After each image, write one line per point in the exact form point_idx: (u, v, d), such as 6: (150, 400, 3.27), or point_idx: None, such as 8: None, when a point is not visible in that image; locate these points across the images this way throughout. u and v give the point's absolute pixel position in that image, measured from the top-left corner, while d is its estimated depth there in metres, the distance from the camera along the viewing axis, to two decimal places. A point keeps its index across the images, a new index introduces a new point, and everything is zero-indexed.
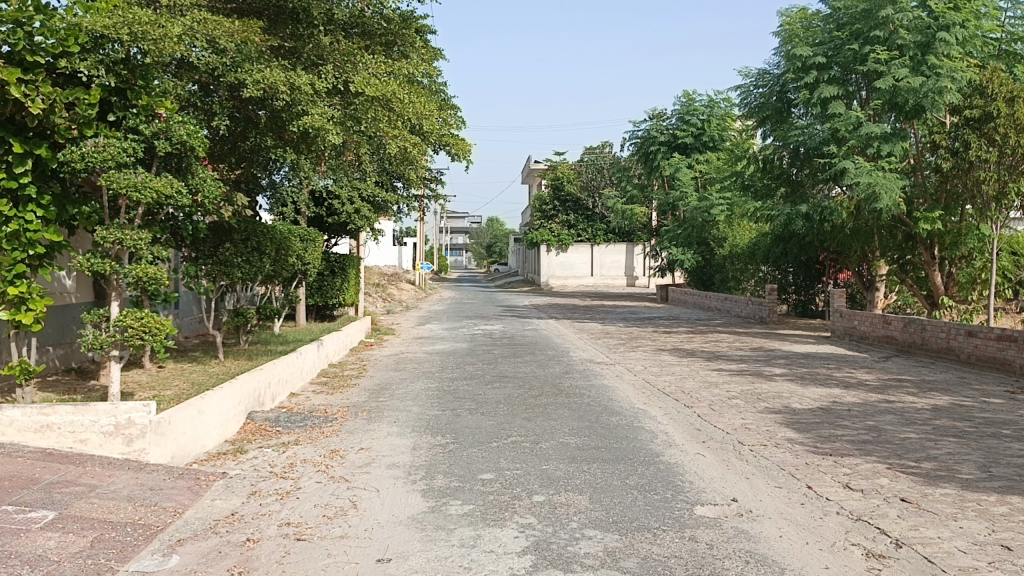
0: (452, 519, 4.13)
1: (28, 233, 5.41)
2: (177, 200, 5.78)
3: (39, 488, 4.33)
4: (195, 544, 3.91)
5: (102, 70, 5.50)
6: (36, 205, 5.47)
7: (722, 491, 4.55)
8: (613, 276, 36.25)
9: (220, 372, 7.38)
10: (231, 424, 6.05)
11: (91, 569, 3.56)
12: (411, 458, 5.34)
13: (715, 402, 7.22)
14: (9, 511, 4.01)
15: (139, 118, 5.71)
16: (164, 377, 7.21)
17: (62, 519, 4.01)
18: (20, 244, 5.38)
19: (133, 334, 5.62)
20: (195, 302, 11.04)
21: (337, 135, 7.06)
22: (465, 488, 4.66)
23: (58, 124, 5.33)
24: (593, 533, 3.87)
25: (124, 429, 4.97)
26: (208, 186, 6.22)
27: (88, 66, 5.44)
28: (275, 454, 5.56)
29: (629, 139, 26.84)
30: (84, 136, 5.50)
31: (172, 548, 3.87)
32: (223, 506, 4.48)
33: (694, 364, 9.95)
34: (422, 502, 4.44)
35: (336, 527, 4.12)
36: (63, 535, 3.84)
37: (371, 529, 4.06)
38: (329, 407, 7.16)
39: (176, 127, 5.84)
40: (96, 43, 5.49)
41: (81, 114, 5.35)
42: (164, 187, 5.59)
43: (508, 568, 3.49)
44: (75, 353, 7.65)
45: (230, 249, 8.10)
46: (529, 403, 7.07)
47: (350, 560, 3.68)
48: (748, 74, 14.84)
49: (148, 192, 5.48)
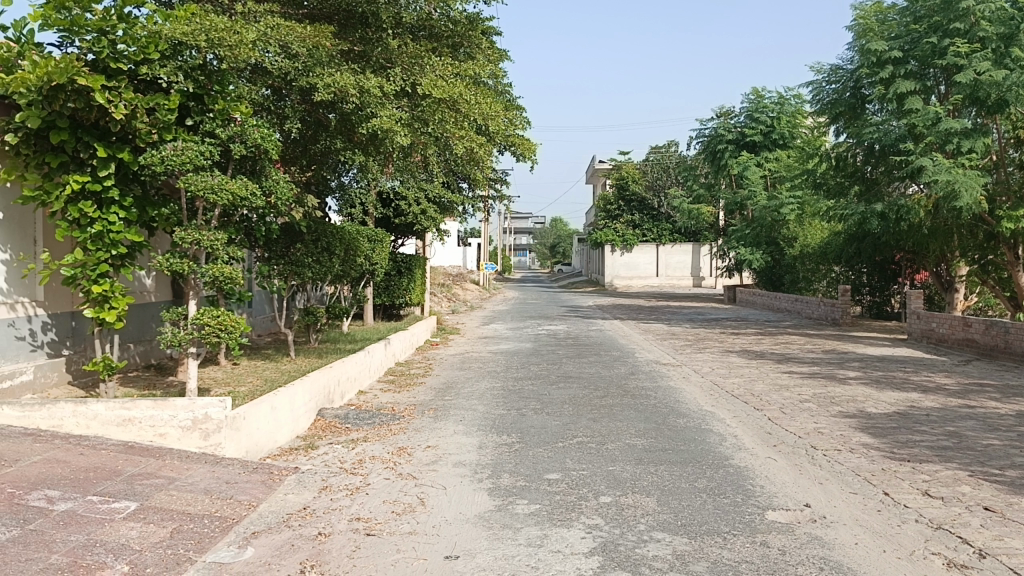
0: (519, 518, 4.14)
1: (111, 234, 5.63)
2: (252, 201, 5.94)
3: (121, 480, 4.50)
4: (269, 537, 4.01)
5: (180, 76, 5.62)
6: (118, 207, 5.67)
7: (795, 496, 4.45)
8: (678, 276, 35.84)
9: (291, 370, 7.56)
10: (302, 420, 6.19)
11: (171, 559, 3.69)
12: (478, 456, 5.38)
13: (785, 405, 7.08)
14: (94, 501, 4.17)
15: (215, 123, 5.89)
16: (239, 373, 7.42)
17: (143, 509, 4.16)
18: (104, 244, 5.62)
19: (209, 332, 5.79)
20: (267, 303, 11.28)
21: (405, 136, 7.15)
22: (532, 487, 4.67)
23: (139, 129, 5.52)
24: (662, 536, 3.83)
25: (201, 424, 5.13)
26: (280, 188, 6.37)
27: (168, 72, 5.57)
28: (345, 450, 5.66)
29: (696, 137, 26.52)
30: (164, 140, 5.65)
31: (247, 540, 3.98)
32: (295, 500, 4.59)
33: (763, 366, 9.76)
34: (489, 500, 4.46)
35: (405, 523, 4.17)
36: (144, 525, 3.99)
37: (439, 526, 4.10)
38: (396, 405, 7.26)
39: (251, 130, 5.97)
40: (174, 50, 5.64)
41: (161, 118, 5.53)
42: (239, 190, 5.74)
43: (576, 568, 3.48)
44: (155, 350, 7.92)
45: (301, 249, 8.28)
46: (595, 404, 7.04)
47: (419, 556, 3.72)
48: (820, 69, 14.50)
49: (225, 194, 5.66)
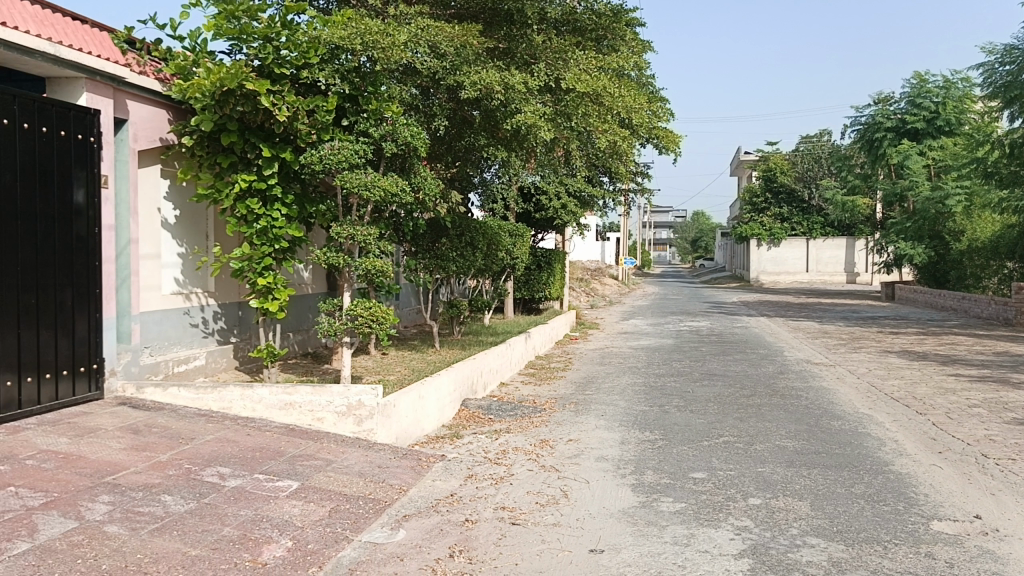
0: (664, 515, 4.10)
1: (273, 230, 6.01)
2: (402, 197, 6.15)
3: (284, 460, 4.79)
4: (420, 521, 4.16)
5: (337, 79, 5.93)
6: (280, 204, 6.03)
7: (964, 507, 4.16)
8: (828, 272, 34.24)
9: (437, 360, 7.80)
10: (448, 410, 6.38)
11: (330, 537, 3.89)
12: (621, 452, 5.36)
13: (952, 410, 6.63)
14: (260, 479, 4.47)
15: (369, 122, 6.12)
16: (388, 363, 7.73)
17: (304, 489, 4.41)
18: (267, 239, 6.01)
19: (362, 322, 6.07)
20: (416, 297, 11.68)
21: (549, 131, 7.21)
22: (676, 485, 4.60)
23: (300, 130, 5.86)
24: (816, 542, 3.68)
25: (355, 409, 5.39)
26: (428, 184, 6.58)
27: (326, 75, 5.89)
28: (489, 441, 5.79)
29: (850, 126, 25.28)
30: (321, 140, 5.97)
31: (399, 522, 4.14)
32: (443, 486, 4.73)
33: (925, 368, 9.17)
34: (633, 496, 4.44)
35: (549, 514, 4.22)
36: (305, 504, 4.23)
37: (583, 519, 4.12)
38: (538, 398, 7.34)
39: (401, 128, 6.17)
40: (331, 53, 5.95)
41: (319, 119, 5.84)
42: (390, 186, 5.96)
43: (725, 569, 3.40)
44: (312, 339, 8.37)
45: (446, 244, 8.51)
46: (740, 403, 6.85)
47: (564, 548, 3.75)
48: (992, 49, 13.46)
49: (377, 191, 5.88)
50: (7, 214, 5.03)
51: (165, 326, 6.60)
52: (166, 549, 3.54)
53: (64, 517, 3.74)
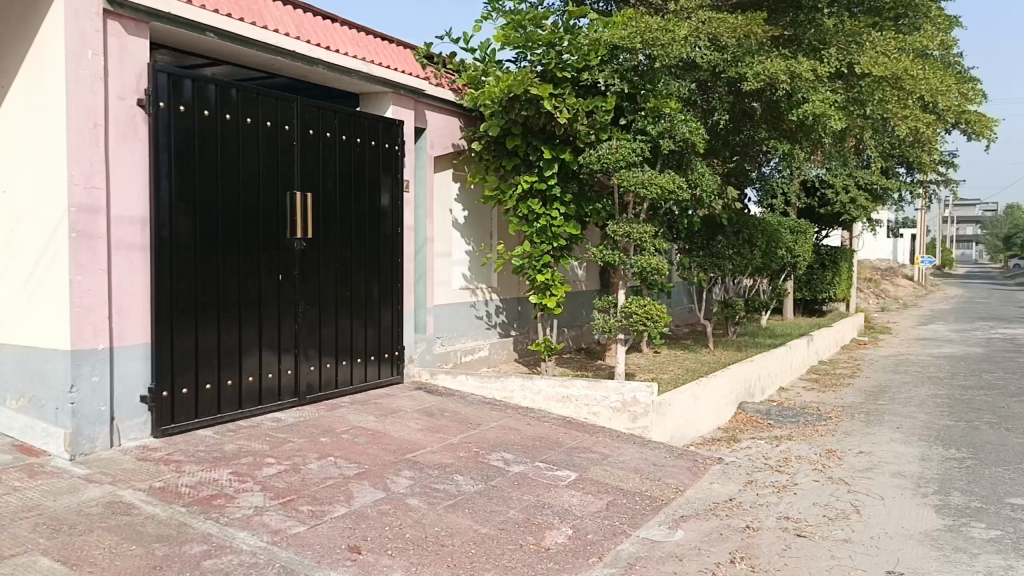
0: (976, 543, 3.66)
1: (552, 229, 6.42)
2: (679, 195, 6.08)
3: (563, 450, 4.97)
4: (698, 522, 4.10)
5: (616, 78, 6.08)
6: (559, 204, 6.38)
7: None
8: None
9: (712, 361, 7.65)
10: (723, 412, 6.25)
11: (609, 529, 3.95)
12: (921, 469, 4.88)
13: None
14: (541, 467, 4.67)
15: (647, 120, 6.16)
16: (662, 361, 7.72)
17: (582, 480, 4.53)
18: (546, 238, 6.44)
19: (637, 320, 6.09)
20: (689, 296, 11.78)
21: (838, 120, 6.77)
22: (991, 511, 4.09)
23: (580, 131, 6.10)
24: None
25: (630, 406, 5.47)
26: (706, 180, 6.45)
27: (606, 76, 6.08)
28: (768, 446, 5.56)
29: None
30: (599, 140, 6.14)
31: (677, 522, 4.11)
32: (721, 490, 4.62)
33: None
34: (937, 518, 4.02)
35: (839, 529, 3.95)
36: (584, 495, 4.34)
37: (878, 538, 3.81)
38: (822, 405, 6.91)
39: (680, 125, 6.13)
40: (611, 54, 6.08)
41: (598, 120, 6.04)
42: (667, 184, 5.93)
43: None
44: (586, 335, 8.60)
45: (724, 241, 8.32)
46: None
47: (857, 566, 3.49)
48: None
49: (653, 189, 5.89)
50: (329, 217, 5.69)
51: (455, 319, 7.16)
52: (460, 525, 3.82)
53: (374, 487, 4.18)
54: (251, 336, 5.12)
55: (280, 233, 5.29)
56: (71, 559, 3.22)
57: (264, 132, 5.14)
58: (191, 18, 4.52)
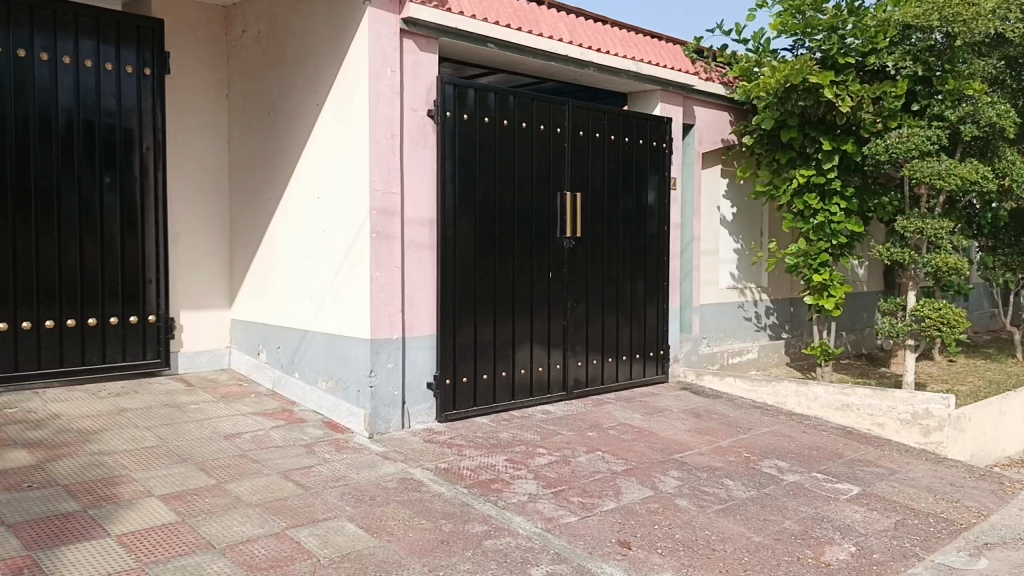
0: None
1: (832, 225, 6.15)
2: (984, 185, 5.49)
3: (843, 463, 4.67)
4: (1007, 554, 3.64)
5: (908, 61, 5.68)
6: (840, 198, 6.11)
7: None
8: None
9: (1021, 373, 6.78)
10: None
11: (898, 549, 3.63)
12: None
13: None
14: (819, 478, 4.42)
15: (944, 105, 5.68)
16: (958, 371, 6.97)
17: (866, 496, 4.22)
18: (825, 235, 6.19)
19: (931, 325, 5.54)
20: (994, 299, 10.67)
21: None
22: None
23: (865, 119, 5.77)
24: None
25: (921, 420, 5.09)
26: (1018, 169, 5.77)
27: (896, 58, 5.72)
28: None
29: None
30: (888, 128, 5.82)
31: (981, 550, 3.68)
32: None
33: None
34: None
35: None
36: (868, 511, 4.03)
37: None
38: None
39: (985, 109, 5.54)
40: (904, 35, 5.70)
41: (887, 106, 5.74)
42: (970, 174, 5.41)
43: None
44: (868, 339, 7.99)
45: None
46: None
47: None
48: None
49: (953, 180, 5.39)
50: (597, 216, 5.81)
51: (722, 319, 6.99)
52: (732, 531, 3.71)
53: (643, 485, 4.20)
54: (524, 331, 5.36)
55: (551, 232, 5.49)
56: (372, 527, 3.58)
57: (539, 136, 5.36)
58: (474, 31, 4.84)
